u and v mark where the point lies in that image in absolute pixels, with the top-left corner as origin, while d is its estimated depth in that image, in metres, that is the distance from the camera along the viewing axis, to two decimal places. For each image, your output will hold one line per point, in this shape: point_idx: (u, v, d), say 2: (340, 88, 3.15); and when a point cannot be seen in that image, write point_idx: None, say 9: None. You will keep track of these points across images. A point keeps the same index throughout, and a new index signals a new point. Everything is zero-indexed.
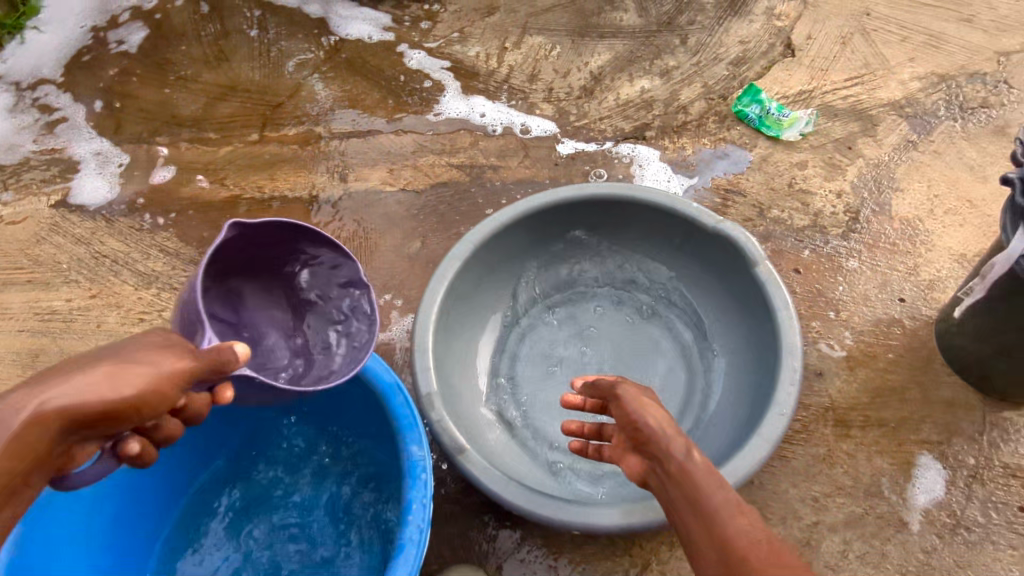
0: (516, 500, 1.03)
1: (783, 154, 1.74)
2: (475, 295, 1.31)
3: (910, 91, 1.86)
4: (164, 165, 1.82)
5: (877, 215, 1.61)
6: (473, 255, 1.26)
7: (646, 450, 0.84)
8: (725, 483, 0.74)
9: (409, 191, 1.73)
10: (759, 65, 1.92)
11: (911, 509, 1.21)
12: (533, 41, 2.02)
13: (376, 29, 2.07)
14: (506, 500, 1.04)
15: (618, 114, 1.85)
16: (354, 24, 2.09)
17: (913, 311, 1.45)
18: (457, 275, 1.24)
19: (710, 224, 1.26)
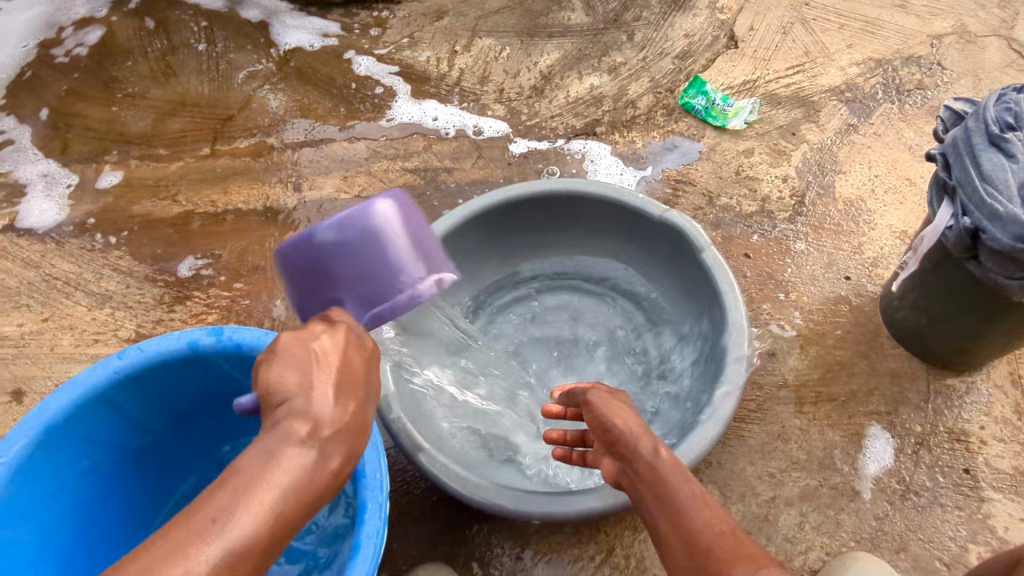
0: (476, 494, 1.04)
1: (730, 142, 1.78)
2: (431, 296, 1.32)
3: (849, 76, 1.92)
4: (111, 170, 1.83)
5: (822, 198, 1.66)
6: None
7: (616, 451, 0.88)
8: (692, 478, 0.79)
9: (364, 197, 1.74)
10: (704, 58, 1.96)
11: (863, 478, 1.25)
12: (483, 43, 2.04)
13: (318, 38, 2.08)
14: (466, 495, 1.05)
15: (568, 112, 1.88)
16: (295, 34, 2.09)
17: (859, 288, 1.50)
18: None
19: (655, 214, 1.29)
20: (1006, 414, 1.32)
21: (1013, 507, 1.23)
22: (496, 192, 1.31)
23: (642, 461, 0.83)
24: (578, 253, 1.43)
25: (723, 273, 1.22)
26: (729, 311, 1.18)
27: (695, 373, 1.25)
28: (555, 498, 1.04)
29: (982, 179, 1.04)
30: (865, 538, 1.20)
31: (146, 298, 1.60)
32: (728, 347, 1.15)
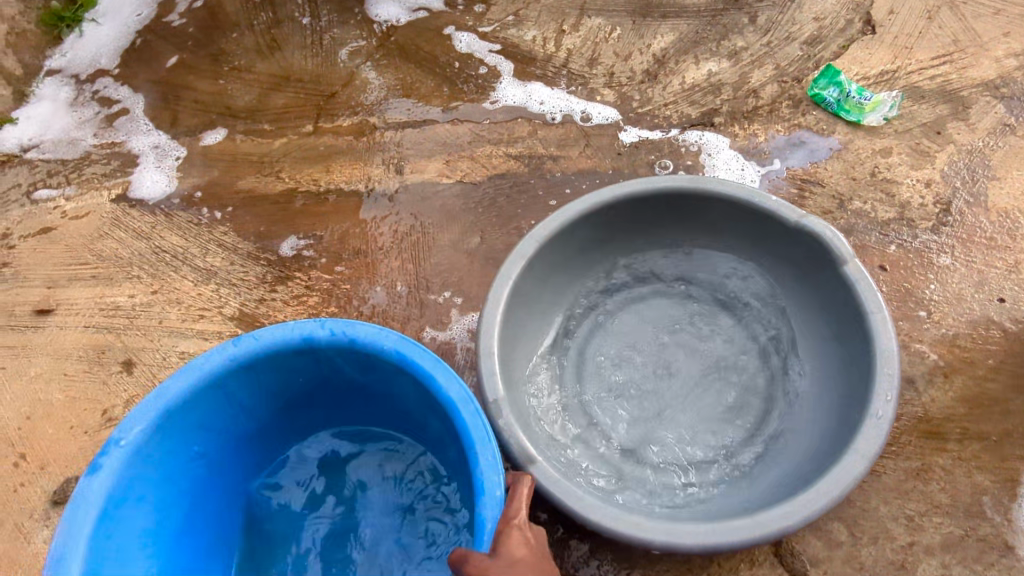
0: (592, 515, 0.98)
1: (864, 140, 1.62)
2: (539, 294, 1.26)
3: (1005, 69, 1.71)
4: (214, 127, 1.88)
5: (971, 206, 1.49)
6: (538, 252, 1.20)
7: None
8: None
9: (466, 183, 1.68)
10: (836, 44, 1.79)
11: (1017, 532, 1.12)
12: (592, 23, 1.93)
13: (404, 12, 2.03)
14: (580, 513, 0.98)
15: (683, 100, 1.75)
16: (383, 5, 2.05)
17: (1015, 312, 1.34)
18: (522, 271, 1.18)
19: (792, 219, 1.18)
20: None
21: None
22: (615, 185, 1.22)
23: None
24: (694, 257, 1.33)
25: (869, 288, 1.11)
26: (876, 333, 1.07)
27: (829, 397, 1.14)
28: (678, 527, 0.97)
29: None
30: None
31: (249, 276, 1.60)
32: (874, 373, 1.04)
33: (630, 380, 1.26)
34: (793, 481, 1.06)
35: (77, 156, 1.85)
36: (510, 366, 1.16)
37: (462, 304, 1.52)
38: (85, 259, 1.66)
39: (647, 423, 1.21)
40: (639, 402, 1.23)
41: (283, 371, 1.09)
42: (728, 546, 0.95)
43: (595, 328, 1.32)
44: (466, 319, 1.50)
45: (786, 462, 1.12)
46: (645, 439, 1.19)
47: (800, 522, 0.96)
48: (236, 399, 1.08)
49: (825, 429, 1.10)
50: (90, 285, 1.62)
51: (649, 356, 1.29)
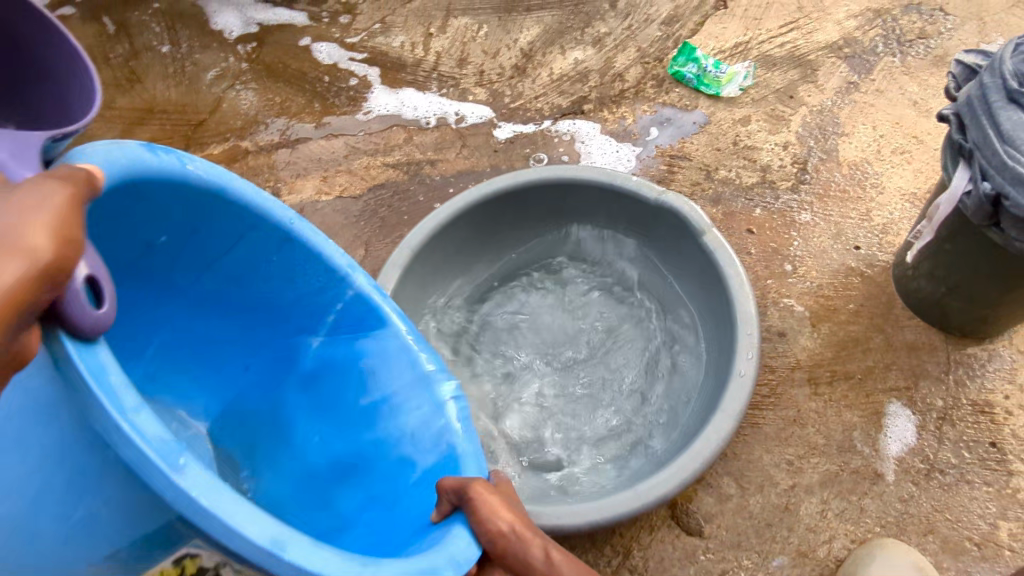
0: None
1: (725, 111, 1.68)
2: (419, 302, 1.26)
3: (847, 30, 1.79)
4: None
5: (825, 163, 1.57)
6: (411, 262, 1.20)
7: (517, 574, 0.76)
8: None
9: (346, 197, 1.66)
10: (692, 21, 1.85)
11: (884, 460, 1.23)
12: (459, 23, 1.94)
13: (242, 25, 2.01)
14: None
15: (553, 90, 1.79)
16: (224, 14, 2.03)
17: (870, 258, 1.43)
18: (397, 283, 1.18)
19: (652, 196, 1.22)
20: None
21: None
22: (482, 183, 1.24)
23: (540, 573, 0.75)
24: (573, 242, 1.36)
25: (727, 254, 1.16)
26: (733, 295, 1.12)
27: (705, 362, 1.19)
28: (566, 508, 1.00)
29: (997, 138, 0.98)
30: (889, 522, 1.18)
31: None
32: (737, 335, 1.09)
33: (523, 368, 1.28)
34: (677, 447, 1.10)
35: None
36: None
37: None
38: None
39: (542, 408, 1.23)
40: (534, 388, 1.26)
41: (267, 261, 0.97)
42: (615, 517, 0.99)
43: (486, 324, 1.34)
44: None
45: (672, 428, 1.16)
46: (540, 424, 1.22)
47: (679, 485, 1.00)
48: (208, 242, 0.93)
49: (702, 394, 1.15)
50: None
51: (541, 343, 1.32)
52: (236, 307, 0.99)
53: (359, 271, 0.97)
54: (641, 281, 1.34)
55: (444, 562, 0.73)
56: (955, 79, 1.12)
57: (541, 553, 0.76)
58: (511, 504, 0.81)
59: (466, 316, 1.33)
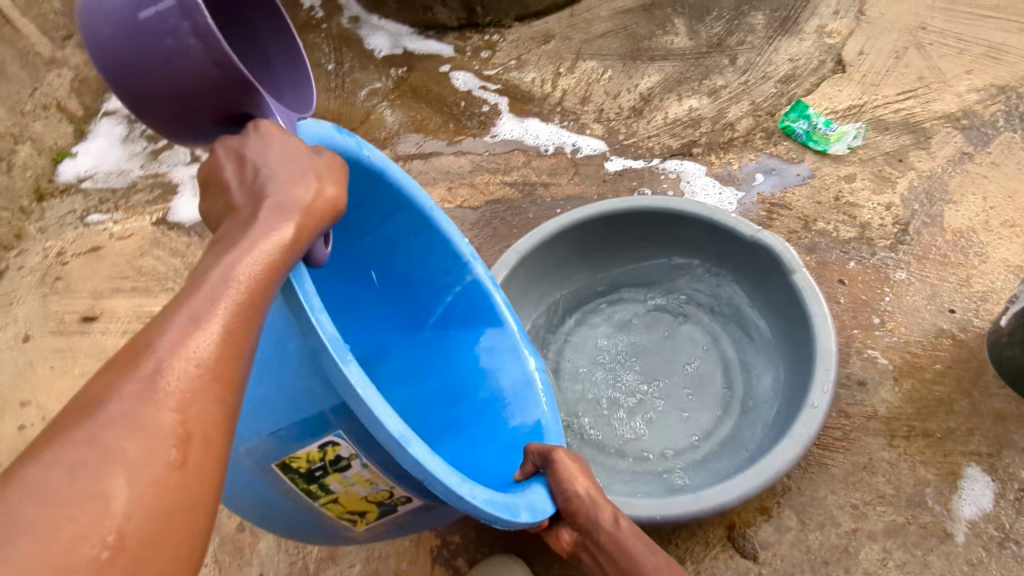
0: None
1: (830, 167, 1.75)
2: (521, 302, 1.41)
3: (967, 103, 1.81)
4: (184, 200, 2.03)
5: (928, 227, 1.60)
6: (519, 265, 1.36)
7: (582, 529, 0.92)
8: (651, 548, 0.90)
9: (464, 207, 1.86)
10: (808, 81, 1.94)
11: (956, 521, 1.23)
12: (586, 66, 2.13)
13: (388, 44, 2.32)
14: None
15: (666, 132, 1.92)
16: (377, 37, 2.35)
17: (964, 323, 1.45)
18: (503, 281, 1.34)
19: (748, 234, 1.32)
20: None
21: None
22: (592, 205, 1.38)
23: (603, 531, 0.90)
24: (666, 269, 1.48)
25: (813, 295, 1.23)
26: (816, 333, 1.19)
27: (781, 394, 1.25)
28: (628, 500, 1.10)
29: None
30: None
31: None
32: (814, 369, 1.16)
33: (605, 376, 1.41)
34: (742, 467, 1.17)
35: (126, 185, 2.09)
36: None
37: None
38: (127, 273, 1.87)
39: (617, 414, 1.35)
40: (612, 395, 1.38)
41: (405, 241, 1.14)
42: (673, 516, 1.07)
43: (575, 332, 1.48)
44: None
45: (737, 450, 1.24)
46: (614, 429, 1.33)
47: (739, 497, 1.07)
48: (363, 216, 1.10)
49: (773, 422, 1.21)
50: (131, 296, 1.82)
51: (623, 356, 1.44)
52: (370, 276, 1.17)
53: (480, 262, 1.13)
54: (727, 312, 1.43)
55: (525, 505, 0.87)
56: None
57: (610, 518, 0.90)
58: (589, 472, 0.93)
59: (559, 324, 1.48)
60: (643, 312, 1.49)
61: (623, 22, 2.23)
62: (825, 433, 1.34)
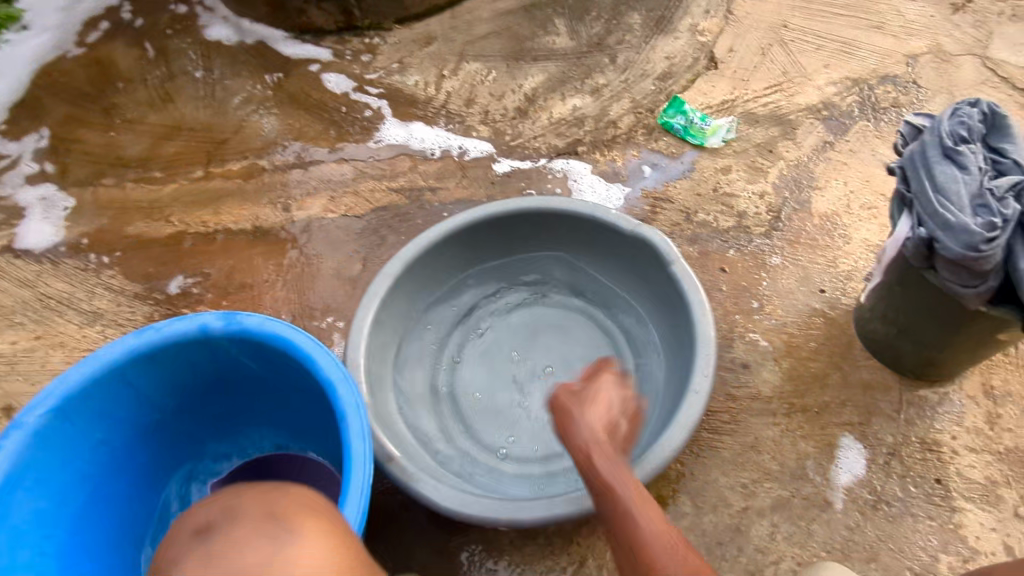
0: (446, 503, 1.09)
1: (708, 160, 1.80)
2: (408, 312, 1.37)
3: (826, 95, 1.93)
4: (35, 229, 1.83)
5: (798, 213, 1.68)
6: (403, 274, 1.31)
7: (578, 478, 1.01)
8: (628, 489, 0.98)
9: (349, 216, 1.82)
10: (684, 78, 1.99)
11: (834, 489, 1.31)
12: (469, 68, 2.12)
13: (232, 32, 2.24)
14: (435, 502, 1.10)
15: (551, 132, 1.92)
16: (217, 30, 2.25)
17: (833, 301, 1.53)
18: (387, 292, 1.29)
19: (628, 229, 1.32)
20: (979, 425, 1.35)
21: (984, 517, 1.27)
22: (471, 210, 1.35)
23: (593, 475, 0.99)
24: (554, 269, 1.48)
25: (693, 283, 1.25)
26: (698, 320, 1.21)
27: (667, 380, 1.28)
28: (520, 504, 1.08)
29: (934, 194, 1.08)
30: (835, 547, 1.25)
31: (135, 316, 1.68)
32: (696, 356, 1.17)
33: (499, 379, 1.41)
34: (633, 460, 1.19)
35: None
36: (378, 381, 1.26)
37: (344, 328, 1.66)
38: None
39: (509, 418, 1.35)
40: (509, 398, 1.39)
41: (192, 354, 1.23)
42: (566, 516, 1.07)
43: (469, 337, 1.46)
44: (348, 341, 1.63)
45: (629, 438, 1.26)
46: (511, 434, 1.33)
47: None
48: (129, 389, 1.20)
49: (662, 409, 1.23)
50: None
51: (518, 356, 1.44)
52: (192, 383, 1.29)
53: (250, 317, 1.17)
54: (616, 305, 1.45)
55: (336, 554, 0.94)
56: (904, 134, 1.23)
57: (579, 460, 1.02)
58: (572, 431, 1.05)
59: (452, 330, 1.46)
60: (532, 312, 1.49)
61: (504, 24, 2.22)
62: (714, 417, 1.39)
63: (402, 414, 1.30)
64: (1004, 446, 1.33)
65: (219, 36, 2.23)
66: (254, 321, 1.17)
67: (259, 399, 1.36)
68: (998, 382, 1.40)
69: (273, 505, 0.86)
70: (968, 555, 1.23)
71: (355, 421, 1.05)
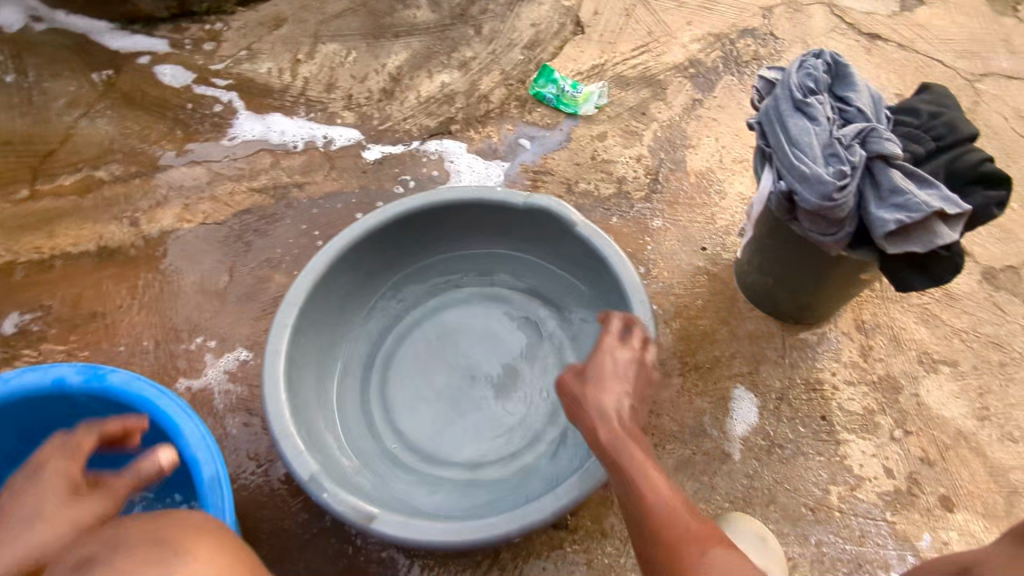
0: (404, 533, 1.03)
1: (583, 128, 1.77)
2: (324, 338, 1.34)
3: (691, 52, 1.93)
4: None
5: (674, 173, 1.69)
6: (311, 295, 1.27)
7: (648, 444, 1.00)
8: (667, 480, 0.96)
9: (208, 224, 1.66)
10: (552, 46, 1.94)
11: (731, 440, 1.34)
12: (327, 49, 1.97)
13: (23, 18, 1.95)
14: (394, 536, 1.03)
15: (421, 112, 1.83)
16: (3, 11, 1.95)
17: (715, 257, 1.56)
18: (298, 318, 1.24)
19: (520, 201, 1.34)
20: (855, 358, 1.42)
21: (864, 445, 1.33)
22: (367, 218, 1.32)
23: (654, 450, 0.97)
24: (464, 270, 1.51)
25: (603, 240, 1.28)
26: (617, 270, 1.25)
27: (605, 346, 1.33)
28: (482, 521, 1.03)
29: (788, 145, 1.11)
30: (736, 497, 1.28)
31: None
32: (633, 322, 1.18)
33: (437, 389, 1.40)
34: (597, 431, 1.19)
35: None
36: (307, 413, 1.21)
37: (217, 347, 1.50)
38: None
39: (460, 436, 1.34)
40: (453, 407, 1.38)
41: (46, 408, 1.10)
42: (538, 521, 1.02)
43: (392, 358, 1.45)
44: (222, 360, 1.47)
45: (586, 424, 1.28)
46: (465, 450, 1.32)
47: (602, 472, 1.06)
48: None
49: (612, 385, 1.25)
50: None
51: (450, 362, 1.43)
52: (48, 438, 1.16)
53: (117, 370, 1.06)
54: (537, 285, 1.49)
55: None
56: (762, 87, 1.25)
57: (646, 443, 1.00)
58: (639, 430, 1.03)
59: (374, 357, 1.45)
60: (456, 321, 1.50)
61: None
62: None
63: (343, 451, 1.25)
64: (878, 375, 1.40)
65: (29, 31, 1.94)
66: (120, 378, 1.05)
67: (113, 465, 1.24)
68: (868, 316, 1.47)
69: (161, 531, 0.71)
70: (855, 483, 1.29)
71: (218, 499, 0.96)
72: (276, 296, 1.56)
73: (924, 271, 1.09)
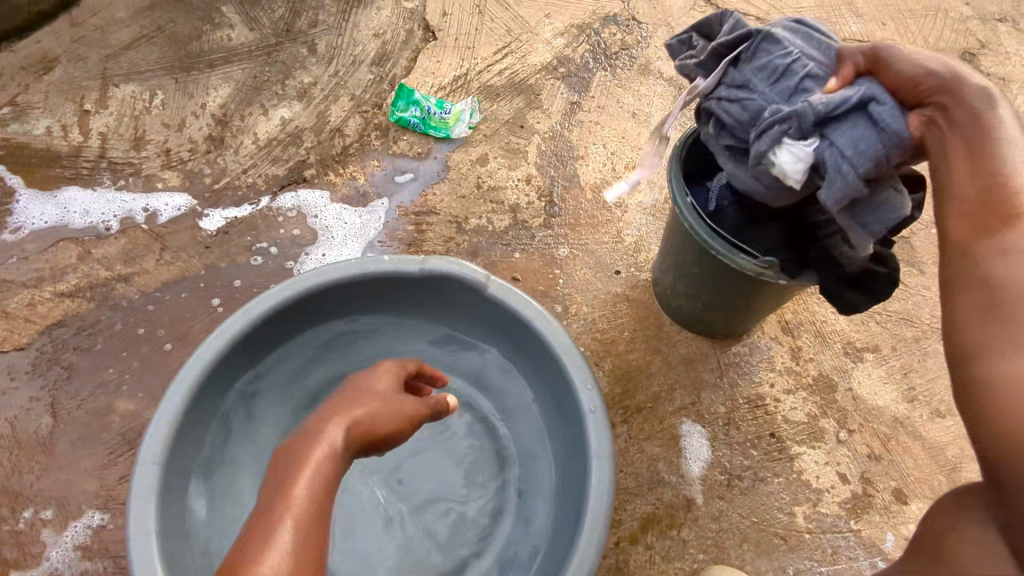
0: None
1: (460, 153, 1.57)
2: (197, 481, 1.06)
3: (557, 49, 1.77)
4: None
5: (569, 191, 1.54)
6: (173, 441, 0.99)
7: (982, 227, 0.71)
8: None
9: (7, 352, 1.28)
10: (404, 58, 1.69)
11: (691, 483, 1.24)
12: (123, 92, 1.57)
13: None
14: None
15: (264, 159, 1.52)
16: None
17: (632, 280, 1.44)
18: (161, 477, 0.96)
19: (415, 268, 1.13)
20: (787, 363, 1.37)
21: (815, 454, 1.28)
22: (224, 326, 1.05)
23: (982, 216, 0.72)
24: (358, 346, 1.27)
25: (526, 303, 1.11)
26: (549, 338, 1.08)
27: (544, 407, 1.17)
28: None
29: (748, 118, 0.94)
30: (709, 545, 1.20)
31: None
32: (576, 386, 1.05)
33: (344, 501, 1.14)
34: (558, 546, 1.01)
35: None
36: None
37: (56, 517, 1.15)
38: None
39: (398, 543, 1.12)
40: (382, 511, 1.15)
41: None
42: None
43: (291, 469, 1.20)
44: (67, 536, 1.14)
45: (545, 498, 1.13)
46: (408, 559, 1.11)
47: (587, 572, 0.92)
48: None
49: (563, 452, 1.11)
50: None
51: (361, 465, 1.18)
52: None
53: None
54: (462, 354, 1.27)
55: None
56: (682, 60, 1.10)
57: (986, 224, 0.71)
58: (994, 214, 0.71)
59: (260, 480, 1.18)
60: None
61: (153, 24, 1.69)
62: None
63: None
64: (812, 376, 1.36)
65: None
66: None
67: None
68: (791, 315, 1.42)
69: None
70: (816, 497, 1.24)
71: None
72: (123, 432, 1.23)
73: (862, 287, 1.01)
